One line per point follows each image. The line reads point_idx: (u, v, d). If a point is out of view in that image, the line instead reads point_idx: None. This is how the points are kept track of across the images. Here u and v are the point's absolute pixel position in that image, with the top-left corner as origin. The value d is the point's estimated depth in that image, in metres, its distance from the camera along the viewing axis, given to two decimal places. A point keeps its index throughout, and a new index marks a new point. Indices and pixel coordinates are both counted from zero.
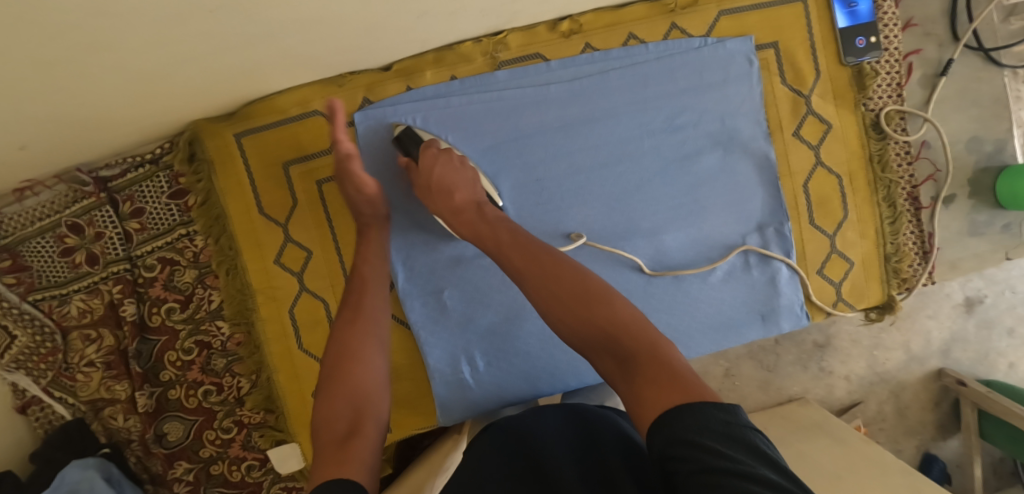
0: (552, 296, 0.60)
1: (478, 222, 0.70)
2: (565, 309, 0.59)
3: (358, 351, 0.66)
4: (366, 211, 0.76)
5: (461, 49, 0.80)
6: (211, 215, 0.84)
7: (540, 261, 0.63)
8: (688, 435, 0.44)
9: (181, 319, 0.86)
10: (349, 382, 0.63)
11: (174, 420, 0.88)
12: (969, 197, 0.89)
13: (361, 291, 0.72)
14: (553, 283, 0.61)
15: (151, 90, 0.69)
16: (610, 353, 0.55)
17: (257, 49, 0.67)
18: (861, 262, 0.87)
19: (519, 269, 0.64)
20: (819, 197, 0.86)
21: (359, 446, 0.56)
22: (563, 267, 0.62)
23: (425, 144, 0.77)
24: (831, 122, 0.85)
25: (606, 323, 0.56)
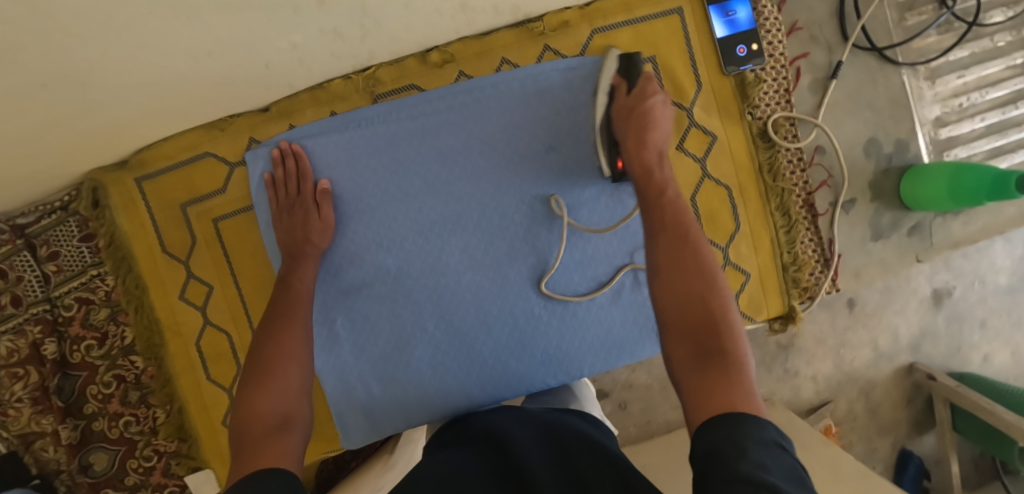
0: (684, 265, 0.62)
1: (653, 171, 0.71)
2: (684, 277, 0.61)
3: (292, 350, 0.71)
4: (313, 239, 0.81)
5: (332, 88, 0.82)
6: (117, 255, 0.88)
7: (686, 231, 0.65)
8: (740, 439, 0.47)
9: (99, 355, 0.91)
10: (281, 378, 0.68)
11: (99, 450, 0.93)
12: (871, 201, 0.87)
13: (292, 300, 0.77)
14: (685, 252, 0.63)
15: (33, 150, 0.73)
16: (704, 336, 0.58)
17: (118, 105, 0.70)
18: (758, 273, 0.86)
19: (665, 223, 0.65)
20: (707, 211, 0.84)
21: (287, 441, 0.62)
22: (699, 243, 0.64)
23: (643, 79, 0.77)
24: (716, 133, 0.84)
25: (715, 317, 0.58)
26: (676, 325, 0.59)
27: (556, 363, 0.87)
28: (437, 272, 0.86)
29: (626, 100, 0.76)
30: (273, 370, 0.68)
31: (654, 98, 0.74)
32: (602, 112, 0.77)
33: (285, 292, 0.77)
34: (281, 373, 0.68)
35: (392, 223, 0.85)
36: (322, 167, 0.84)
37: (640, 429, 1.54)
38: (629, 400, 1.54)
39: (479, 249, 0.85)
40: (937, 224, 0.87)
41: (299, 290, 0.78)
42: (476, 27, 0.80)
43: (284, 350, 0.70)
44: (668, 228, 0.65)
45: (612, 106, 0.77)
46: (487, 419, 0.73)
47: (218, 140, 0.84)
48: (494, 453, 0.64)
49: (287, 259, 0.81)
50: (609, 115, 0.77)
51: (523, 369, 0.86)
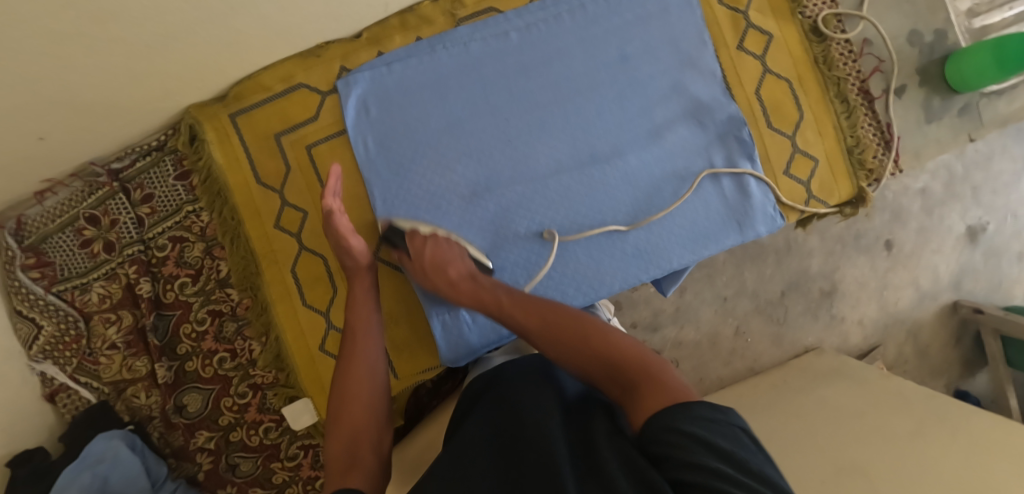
0: (554, 341, 0.66)
1: (483, 290, 0.76)
2: (573, 349, 0.63)
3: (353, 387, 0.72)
4: (349, 262, 0.81)
5: (422, 11, 0.88)
6: (213, 190, 0.91)
7: (542, 316, 0.69)
8: (676, 427, 0.48)
9: (193, 292, 0.92)
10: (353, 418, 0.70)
11: (193, 391, 0.92)
12: (920, 86, 0.94)
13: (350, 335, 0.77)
14: (574, 323, 0.66)
15: (155, 68, 0.78)
16: (611, 382, 0.59)
17: (233, 23, 0.76)
18: (827, 159, 0.91)
19: (547, 325, 0.67)
20: (772, 102, 0.90)
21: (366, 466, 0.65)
22: (535, 327, 0.68)
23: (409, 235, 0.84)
24: (773, 32, 0.90)
25: (606, 360, 0.61)
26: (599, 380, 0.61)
27: (647, 256, 0.90)
28: (525, 180, 0.90)
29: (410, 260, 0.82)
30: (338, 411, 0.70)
31: (429, 246, 0.81)
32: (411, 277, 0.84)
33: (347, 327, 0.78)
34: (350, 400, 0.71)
35: (478, 136, 0.90)
36: (411, 88, 0.89)
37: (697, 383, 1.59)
38: (683, 357, 1.60)
39: (563, 151, 0.90)
40: (984, 105, 0.95)
41: (358, 316, 0.79)
42: None
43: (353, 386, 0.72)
44: (535, 318, 0.69)
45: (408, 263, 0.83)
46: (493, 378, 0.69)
47: (312, 70, 0.89)
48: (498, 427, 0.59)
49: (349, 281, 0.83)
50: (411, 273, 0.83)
51: (615, 264, 0.90)
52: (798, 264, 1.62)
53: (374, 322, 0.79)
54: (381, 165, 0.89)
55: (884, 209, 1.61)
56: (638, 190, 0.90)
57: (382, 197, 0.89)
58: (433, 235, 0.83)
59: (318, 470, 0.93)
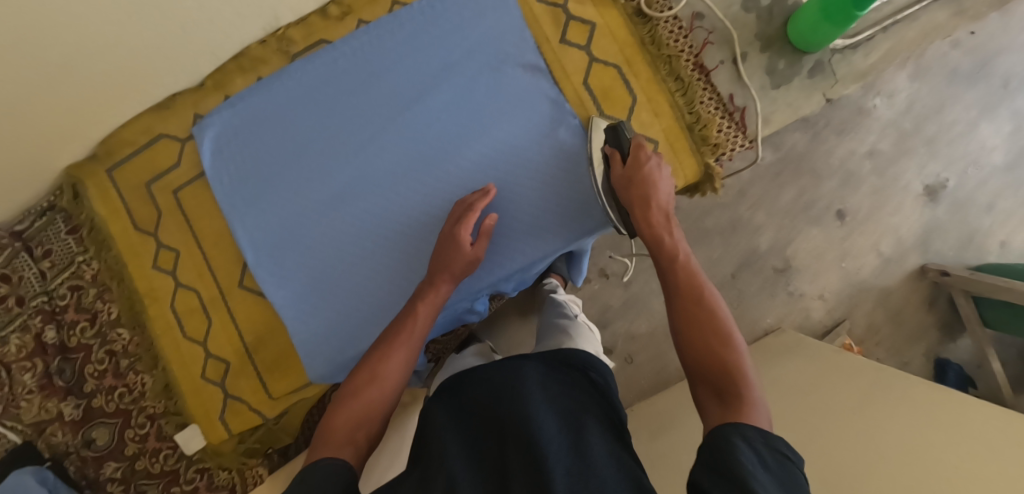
0: (694, 316, 0.65)
1: (661, 236, 0.75)
2: (708, 333, 0.63)
3: (385, 349, 0.73)
4: (459, 268, 0.81)
5: (254, 53, 0.94)
6: (98, 240, 1.00)
7: (694, 284, 0.69)
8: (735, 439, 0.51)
9: (92, 334, 1.00)
10: (376, 375, 0.69)
11: (101, 426, 1.00)
12: (762, 52, 0.91)
13: (409, 312, 0.78)
14: (703, 312, 0.65)
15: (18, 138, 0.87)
16: (703, 353, 0.62)
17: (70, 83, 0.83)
18: (665, 139, 0.89)
19: (683, 290, 0.69)
20: (601, 90, 0.90)
21: (370, 436, 0.64)
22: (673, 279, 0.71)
23: (634, 145, 0.80)
24: (594, 20, 0.90)
25: (722, 352, 0.61)
26: (699, 369, 0.62)
27: (487, 258, 0.89)
28: (369, 196, 0.92)
29: (623, 168, 0.80)
30: (363, 390, 0.68)
31: (651, 172, 0.78)
32: (605, 182, 0.81)
33: (405, 309, 0.78)
34: (373, 387, 0.68)
35: (321, 157, 0.93)
36: (257, 123, 0.95)
37: (653, 381, 1.49)
38: (636, 352, 1.52)
39: (400, 164, 0.92)
40: (837, 61, 0.91)
41: (419, 311, 0.77)
42: None
43: (381, 370, 0.70)
44: (683, 291, 0.69)
45: (611, 174, 0.81)
46: (487, 370, 0.72)
47: (169, 121, 0.97)
48: (487, 440, 0.62)
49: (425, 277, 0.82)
50: (608, 182, 0.82)
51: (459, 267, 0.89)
52: (746, 243, 1.58)
53: (438, 304, 0.79)
54: (236, 199, 0.95)
55: (830, 175, 1.57)
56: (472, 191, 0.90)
57: (242, 228, 0.95)
58: (655, 157, 0.80)
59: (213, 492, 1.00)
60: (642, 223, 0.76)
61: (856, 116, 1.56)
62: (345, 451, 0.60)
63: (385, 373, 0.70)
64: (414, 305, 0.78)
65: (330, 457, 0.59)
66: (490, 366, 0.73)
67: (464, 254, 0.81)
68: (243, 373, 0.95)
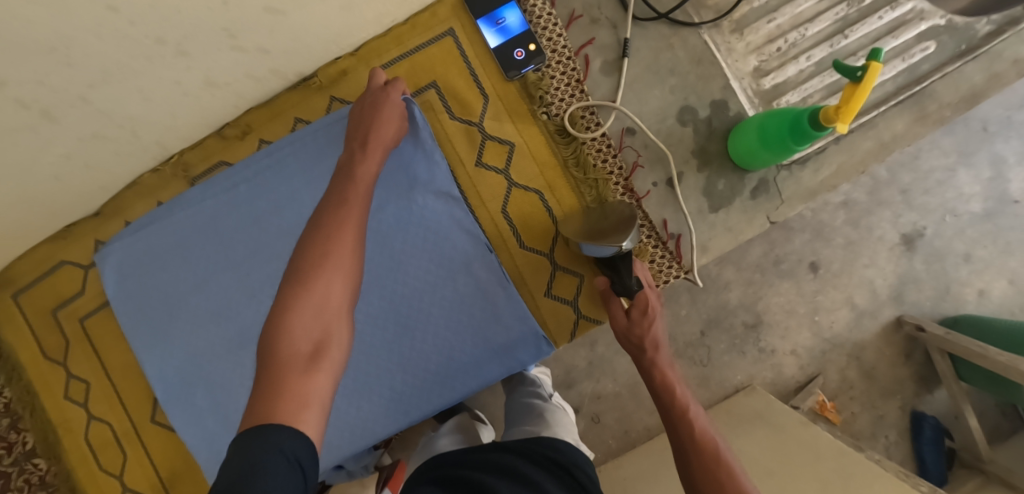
0: (702, 465, 0.62)
1: (672, 385, 0.70)
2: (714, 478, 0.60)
3: (321, 238, 0.58)
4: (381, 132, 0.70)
5: (149, 179, 0.88)
6: (9, 367, 0.96)
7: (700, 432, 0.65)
8: None
9: (9, 462, 0.96)
10: (316, 294, 0.54)
11: None
12: (700, 171, 0.83)
13: (339, 198, 0.62)
14: (710, 460, 0.62)
15: None
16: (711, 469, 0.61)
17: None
18: (592, 273, 0.82)
19: (686, 437, 0.65)
20: (521, 217, 0.82)
21: (336, 360, 0.54)
22: (675, 405, 0.68)
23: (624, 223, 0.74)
24: (513, 140, 0.82)
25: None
26: None
27: (403, 400, 0.83)
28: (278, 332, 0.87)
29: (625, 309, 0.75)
30: (311, 282, 0.55)
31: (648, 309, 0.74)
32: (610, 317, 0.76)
33: (334, 190, 0.63)
34: (319, 289, 0.55)
35: (228, 289, 0.88)
36: (158, 251, 0.88)
37: (620, 442, 1.23)
38: (602, 411, 1.23)
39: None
40: (783, 178, 0.83)
41: (354, 194, 0.63)
42: (253, 97, 0.83)
43: (330, 256, 0.56)
44: (686, 435, 0.65)
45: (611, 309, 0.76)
46: (501, 461, 0.78)
47: (70, 248, 0.91)
48: None
49: (353, 145, 0.69)
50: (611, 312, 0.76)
51: (371, 410, 0.83)
52: (713, 299, 1.28)
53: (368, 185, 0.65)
54: (142, 332, 0.90)
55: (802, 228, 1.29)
56: (384, 329, 0.82)
57: (149, 363, 0.90)
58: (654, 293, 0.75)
59: None
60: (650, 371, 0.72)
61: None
62: (309, 418, 0.50)
63: (337, 259, 0.57)
64: (344, 192, 0.62)
65: (283, 419, 0.48)
66: (484, 463, 0.78)
67: (394, 111, 0.72)
68: None
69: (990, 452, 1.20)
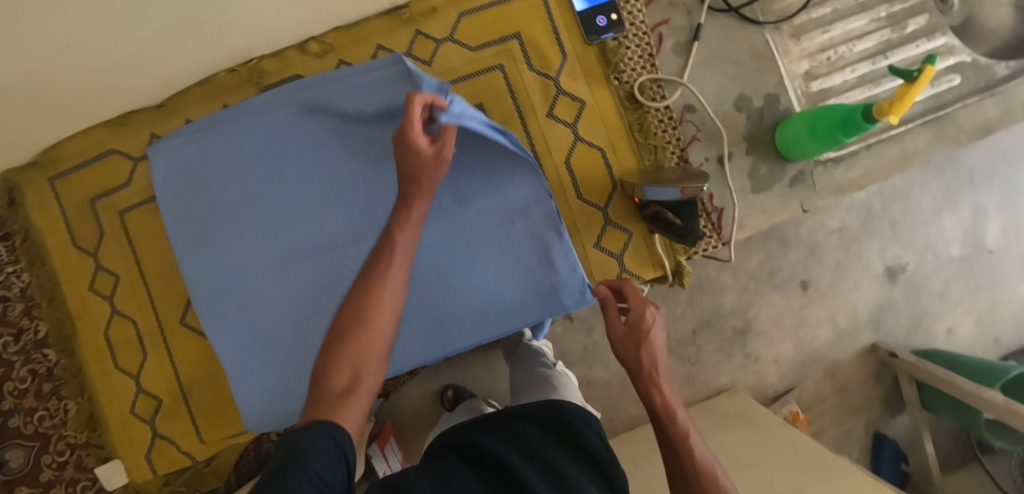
0: None
1: (673, 410, 0.63)
2: None
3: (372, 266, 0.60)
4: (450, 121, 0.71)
5: (222, 80, 0.89)
6: (33, 253, 0.93)
7: (700, 469, 0.59)
8: None
9: (15, 350, 0.94)
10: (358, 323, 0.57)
11: (15, 448, 0.94)
12: (748, 154, 0.89)
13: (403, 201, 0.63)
14: None
15: None
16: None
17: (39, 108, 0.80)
18: (641, 231, 0.88)
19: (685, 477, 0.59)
20: (582, 171, 0.87)
21: (369, 386, 0.56)
22: (676, 434, 0.62)
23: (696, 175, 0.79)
24: (584, 99, 0.88)
25: None
26: None
27: (443, 330, 0.84)
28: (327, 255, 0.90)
29: (623, 320, 0.68)
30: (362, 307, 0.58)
31: (651, 323, 0.67)
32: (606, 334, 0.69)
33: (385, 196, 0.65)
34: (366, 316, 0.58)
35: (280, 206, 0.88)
36: (211, 156, 0.87)
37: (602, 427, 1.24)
38: (590, 398, 1.22)
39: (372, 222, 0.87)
40: (818, 173, 0.91)
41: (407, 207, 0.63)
42: (344, 16, 0.86)
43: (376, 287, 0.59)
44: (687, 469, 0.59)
45: (608, 323, 0.69)
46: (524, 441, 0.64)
47: (124, 138, 0.91)
48: None
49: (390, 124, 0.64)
50: (609, 325, 0.68)
51: (409, 339, 0.84)
52: (709, 302, 1.24)
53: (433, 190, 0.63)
54: (182, 232, 0.88)
55: (798, 245, 1.26)
56: (439, 260, 0.84)
57: (186, 264, 0.88)
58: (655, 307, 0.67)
59: None
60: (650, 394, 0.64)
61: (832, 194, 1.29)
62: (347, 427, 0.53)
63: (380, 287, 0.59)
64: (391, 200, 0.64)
65: (324, 421, 0.51)
66: (506, 440, 0.64)
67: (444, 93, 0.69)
68: (174, 414, 0.91)
69: (939, 478, 1.26)
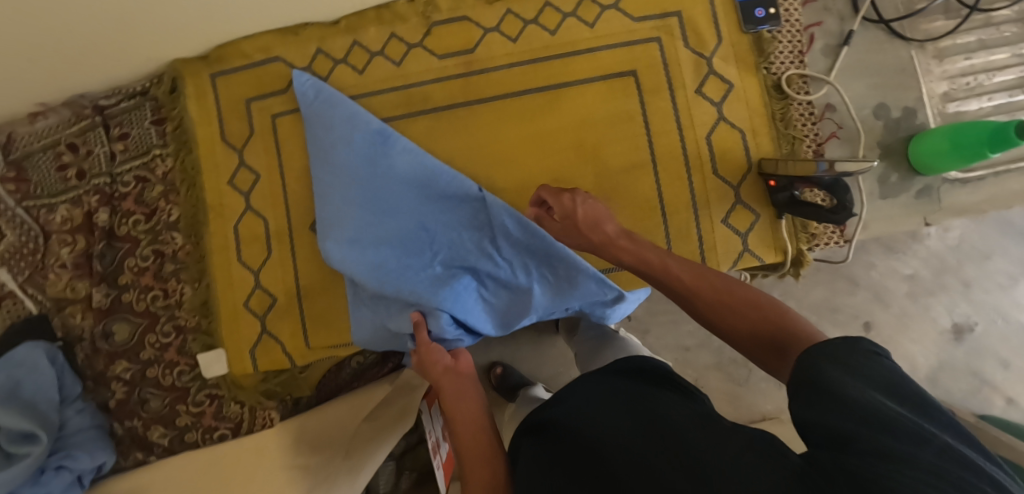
0: (716, 305, 0.65)
1: (646, 253, 0.72)
2: (723, 309, 0.64)
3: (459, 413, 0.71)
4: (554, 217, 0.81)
5: (398, 10, 0.94)
6: (181, 139, 0.98)
7: (699, 282, 0.67)
8: (839, 375, 0.46)
9: (144, 229, 0.98)
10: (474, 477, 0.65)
11: (123, 321, 0.97)
12: (879, 160, 0.93)
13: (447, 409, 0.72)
14: (726, 313, 0.63)
15: (156, 30, 0.87)
16: (747, 327, 0.61)
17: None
18: (768, 215, 0.90)
19: (690, 291, 0.67)
20: (721, 148, 0.91)
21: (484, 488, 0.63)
22: (678, 279, 0.69)
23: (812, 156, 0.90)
24: (732, 82, 0.92)
25: (752, 310, 0.62)
26: (752, 339, 0.60)
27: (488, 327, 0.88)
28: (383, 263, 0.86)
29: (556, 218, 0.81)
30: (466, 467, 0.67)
31: (574, 206, 0.79)
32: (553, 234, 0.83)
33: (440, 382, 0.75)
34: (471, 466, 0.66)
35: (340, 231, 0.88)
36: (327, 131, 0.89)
37: None
38: None
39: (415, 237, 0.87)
40: (945, 190, 0.93)
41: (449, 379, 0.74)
42: None
43: (456, 420, 0.71)
44: (689, 284, 0.68)
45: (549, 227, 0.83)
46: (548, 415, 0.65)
47: (290, 47, 0.95)
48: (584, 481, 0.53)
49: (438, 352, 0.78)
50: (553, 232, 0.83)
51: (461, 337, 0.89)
52: None
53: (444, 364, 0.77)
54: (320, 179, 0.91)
55: (865, 286, 1.14)
56: (466, 268, 0.87)
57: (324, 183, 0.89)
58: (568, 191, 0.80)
59: (218, 421, 0.96)
60: (624, 256, 0.74)
61: (906, 238, 1.14)
62: None
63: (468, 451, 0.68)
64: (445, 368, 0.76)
65: None
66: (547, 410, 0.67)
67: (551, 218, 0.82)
68: (287, 314, 0.94)
69: None
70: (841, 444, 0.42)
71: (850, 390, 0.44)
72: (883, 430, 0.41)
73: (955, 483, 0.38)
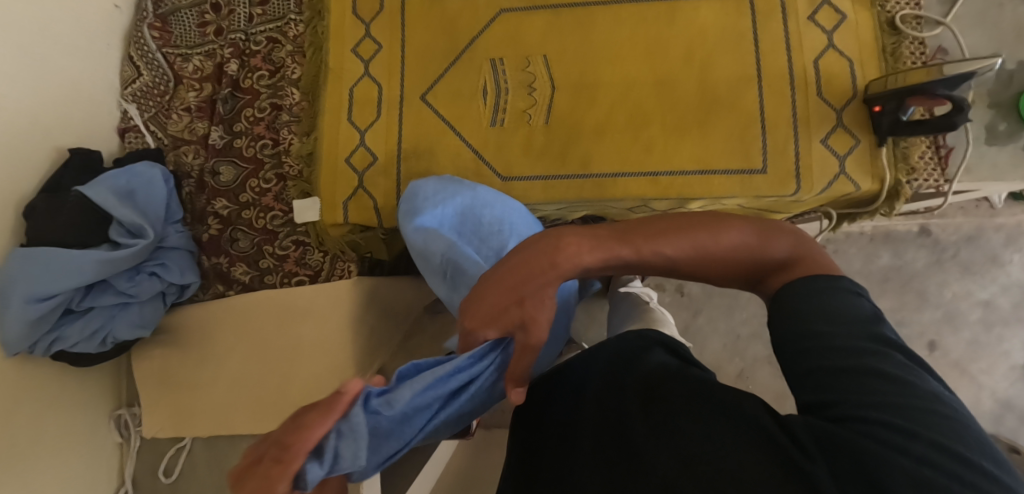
0: (687, 267, 0.50)
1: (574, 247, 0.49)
2: (693, 264, 0.50)
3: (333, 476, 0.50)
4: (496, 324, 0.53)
5: None
6: (316, 9, 1.06)
7: (658, 260, 0.50)
8: (816, 321, 0.42)
9: (266, 84, 1.05)
10: None
11: (230, 164, 1.03)
12: (988, 108, 0.92)
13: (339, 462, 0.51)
14: (702, 269, 0.50)
15: None
16: (735, 273, 0.50)
17: None
18: (868, 141, 0.91)
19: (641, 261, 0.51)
20: (826, 73, 0.92)
21: None
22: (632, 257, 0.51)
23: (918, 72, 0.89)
24: (846, 14, 0.94)
25: (721, 258, 0.49)
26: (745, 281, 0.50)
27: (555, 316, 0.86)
28: None
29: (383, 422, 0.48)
30: None
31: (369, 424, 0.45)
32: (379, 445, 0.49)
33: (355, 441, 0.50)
34: None
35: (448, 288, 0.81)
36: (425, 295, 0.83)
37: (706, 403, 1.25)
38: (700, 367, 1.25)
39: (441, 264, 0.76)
40: None
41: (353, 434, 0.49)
42: None
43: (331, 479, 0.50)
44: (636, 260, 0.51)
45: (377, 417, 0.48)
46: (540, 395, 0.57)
47: None
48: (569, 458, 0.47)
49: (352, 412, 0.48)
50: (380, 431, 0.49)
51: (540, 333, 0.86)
52: None
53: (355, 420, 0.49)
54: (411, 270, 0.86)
55: None
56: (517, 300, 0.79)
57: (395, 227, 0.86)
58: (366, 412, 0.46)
59: (299, 269, 1.00)
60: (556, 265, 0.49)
61: (986, 263, 1.13)
62: None
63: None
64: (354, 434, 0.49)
65: None
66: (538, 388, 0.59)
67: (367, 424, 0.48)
68: (384, 173, 1.00)
69: None
70: (821, 408, 0.39)
71: (841, 356, 0.40)
72: (862, 388, 0.38)
73: (947, 456, 0.34)
